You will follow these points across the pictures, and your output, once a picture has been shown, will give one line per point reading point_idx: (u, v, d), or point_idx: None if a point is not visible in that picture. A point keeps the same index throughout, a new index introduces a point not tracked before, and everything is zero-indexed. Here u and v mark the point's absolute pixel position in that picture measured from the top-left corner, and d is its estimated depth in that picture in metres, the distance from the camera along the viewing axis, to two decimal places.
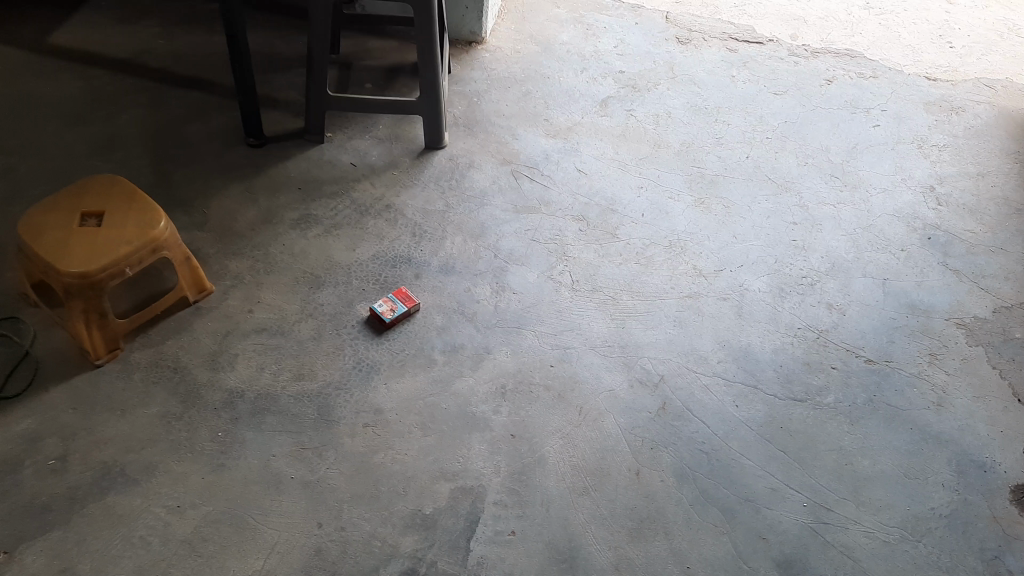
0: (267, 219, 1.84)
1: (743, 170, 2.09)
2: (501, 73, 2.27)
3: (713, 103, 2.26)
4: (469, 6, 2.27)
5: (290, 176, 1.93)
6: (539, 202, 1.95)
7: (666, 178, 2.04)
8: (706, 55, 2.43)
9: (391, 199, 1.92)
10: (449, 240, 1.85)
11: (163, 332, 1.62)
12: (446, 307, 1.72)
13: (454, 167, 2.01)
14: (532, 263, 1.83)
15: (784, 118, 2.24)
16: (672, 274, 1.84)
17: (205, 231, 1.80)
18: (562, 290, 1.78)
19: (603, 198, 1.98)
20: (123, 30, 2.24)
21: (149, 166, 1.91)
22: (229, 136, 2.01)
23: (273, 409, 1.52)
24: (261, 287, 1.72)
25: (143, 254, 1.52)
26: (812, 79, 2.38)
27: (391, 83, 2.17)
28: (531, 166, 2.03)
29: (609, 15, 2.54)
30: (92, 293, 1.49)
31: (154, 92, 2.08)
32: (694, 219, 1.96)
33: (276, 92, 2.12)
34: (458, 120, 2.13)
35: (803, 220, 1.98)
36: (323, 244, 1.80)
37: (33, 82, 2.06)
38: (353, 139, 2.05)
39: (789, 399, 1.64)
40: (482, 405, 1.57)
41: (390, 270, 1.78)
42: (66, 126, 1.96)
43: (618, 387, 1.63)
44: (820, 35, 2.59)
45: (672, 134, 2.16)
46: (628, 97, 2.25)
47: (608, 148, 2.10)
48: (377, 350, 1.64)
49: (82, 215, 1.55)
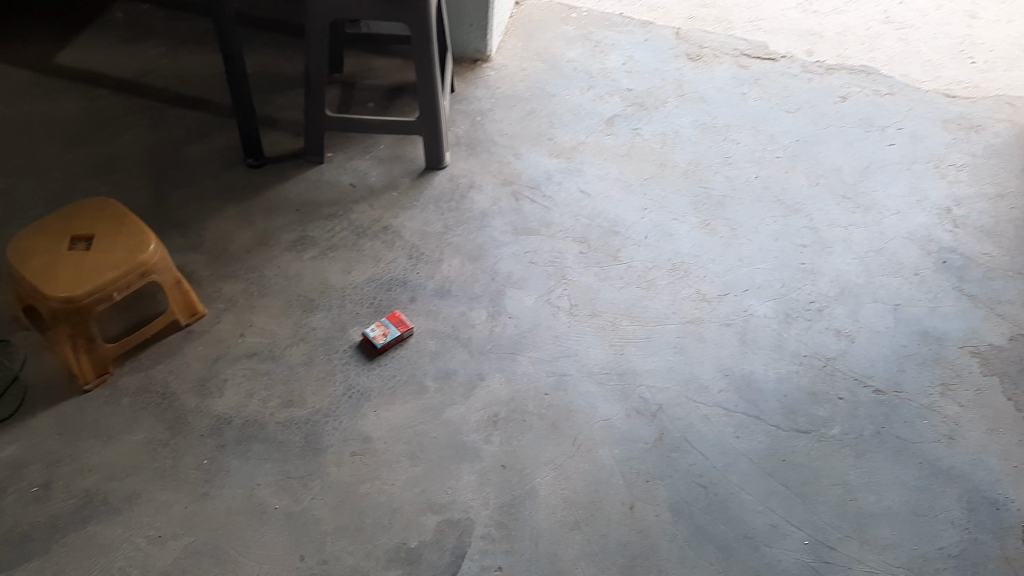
0: (263, 241, 1.82)
1: (751, 192, 2.03)
2: (506, 92, 2.23)
3: (722, 121, 2.20)
4: (474, 24, 2.24)
5: (288, 197, 1.92)
6: (540, 223, 1.91)
7: (671, 200, 1.99)
8: (717, 71, 2.36)
9: (389, 220, 1.89)
10: (446, 263, 1.82)
11: (153, 356, 1.61)
12: (440, 332, 1.69)
13: (454, 188, 1.98)
14: (530, 287, 1.79)
15: (796, 136, 2.17)
16: (674, 299, 1.79)
17: (200, 254, 1.79)
18: (560, 314, 1.74)
19: (606, 219, 1.94)
20: (128, 49, 2.25)
21: (148, 188, 1.90)
22: (229, 157, 1.99)
23: (260, 436, 1.50)
24: (254, 310, 1.69)
25: (131, 279, 1.50)
26: (826, 96, 2.30)
27: (393, 102, 2.15)
28: (533, 187, 2.00)
29: (617, 31, 2.48)
30: (79, 318, 1.47)
31: (156, 112, 2.08)
32: (698, 241, 1.91)
33: (278, 112, 2.11)
34: (460, 139, 2.10)
35: (813, 242, 1.92)
36: (318, 266, 1.78)
37: (37, 102, 2.07)
38: (353, 159, 2.03)
39: (793, 430, 1.58)
40: (473, 434, 1.53)
41: (385, 293, 1.75)
42: (67, 148, 1.96)
43: (614, 417, 1.58)
44: (836, 50, 2.53)
45: (678, 154, 2.11)
46: (635, 116, 2.20)
47: (612, 169, 2.05)
48: (368, 376, 1.61)
49: (72, 238, 1.54)
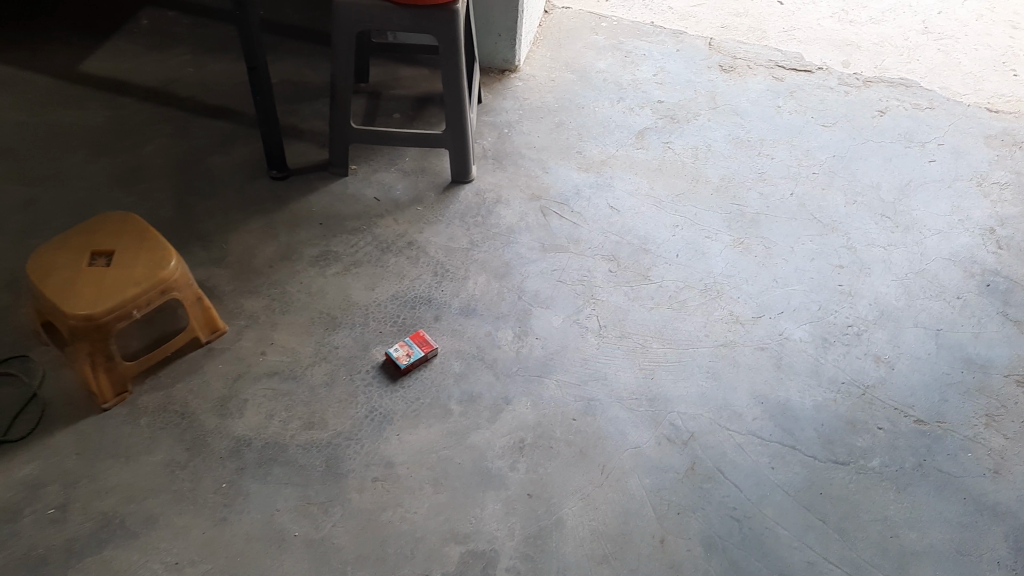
0: (286, 255, 1.79)
1: (786, 209, 1.96)
2: (534, 103, 2.18)
3: (756, 135, 2.14)
4: (502, 34, 2.19)
5: (312, 210, 1.88)
6: (569, 240, 1.87)
7: (703, 216, 1.94)
8: (751, 84, 2.29)
9: (415, 235, 1.85)
10: (472, 280, 1.77)
11: (173, 374, 1.57)
12: (466, 353, 1.64)
13: (481, 203, 1.93)
14: (558, 306, 1.74)
15: (833, 151, 2.10)
16: (707, 320, 1.73)
17: (223, 268, 1.75)
18: (588, 336, 1.69)
19: (636, 236, 1.88)
20: (153, 57, 2.22)
21: (171, 199, 1.87)
22: (253, 168, 1.96)
23: (280, 460, 1.46)
24: (276, 327, 1.66)
25: (152, 296, 1.47)
26: (863, 109, 2.23)
27: (420, 114, 2.11)
28: (562, 202, 1.95)
29: (649, 41, 2.42)
30: (98, 335, 1.44)
31: (180, 122, 2.05)
32: (732, 260, 1.85)
33: (302, 122, 2.07)
34: (487, 152, 2.05)
35: (850, 263, 1.86)
36: (342, 283, 1.74)
37: (61, 110, 2.05)
38: (378, 172, 1.99)
39: (830, 461, 1.52)
40: (498, 461, 1.48)
41: (410, 311, 1.71)
42: (90, 157, 1.94)
43: (645, 444, 1.53)
44: (873, 62, 2.47)
45: (711, 169, 2.05)
46: (666, 129, 2.14)
47: (643, 184, 2.00)
48: (392, 398, 1.57)
49: (92, 253, 1.51)
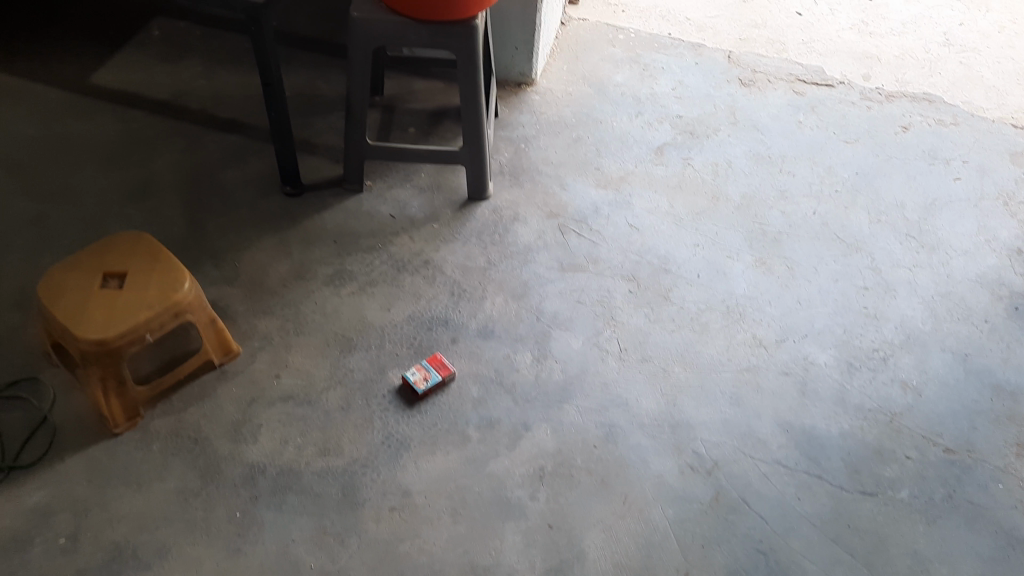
0: (300, 274, 1.75)
1: (809, 228, 1.92)
2: (551, 117, 2.15)
3: (777, 151, 2.10)
4: (519, 47, 2.15)
5: (326, 228, 1.85)
6: (587, 259, 1.83)
7: (724, 235, 1.90)
8: (771, 98, 2.25)
9: (431, 253, 1.82)
10: (490, 301, 1.74)
11: (185, 398, 1.54)
12: (484, 376, 1.61)
13: (498, 220, 1.90)
14: (577, 328, 1.70)
15: (856, 169, 2.07)
16: (729, 344, 1.70)
17: (235, 287, 1.72)
18: (608, 359, 1.66)
19: (656, 256, 1.85)
20: (164, 68, 2.19)
21: (183, 215, 1.84)
22: (266, 183, 1.93)
23: (295, 488, 1.43)
24: (290, 349, 1.63)
25: (165, 319, 1.44)
26: (886, 125, 2.19)
27: (435, 128, 2.08)
28: (580, 220, 1.91)
29: (667, 54, 2.38)
30: (110, 360, 1.41)
31: (192, 135, 2.02)
32: (754, 281, 1.81)
33: (316, 136, 2.04)
34: (504, 168, 2.01)
35: (875, 284, 1.82)
36: (357, 303, 1.71)
37: (72, 123, 2.02)
38: (393, 188, 1.95)
39: (857, 492, 1.49)
40: (518, 490, 1.45)
41: (426, 333, 1.67)
42: (101, 172, 1.91)
43: (667, 473, 1.49)
44: (894, 75, 2.43)
45: (731, 186, 2.01)
46: (685, 144, 2.10)
47: (662, 202, 1.96)
48: (408, 423, 1.53)
49: (104, 274, 1.48)
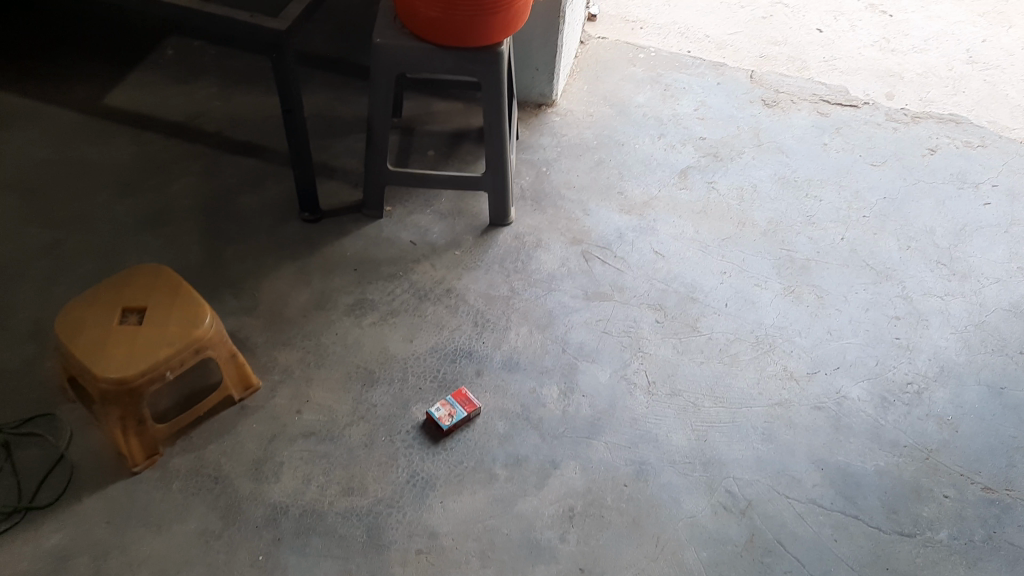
0: (319, 304, 1.72)
1: (838, 255, 1.89)
2: (572, 139, 2.11)
3: (803, 175, 2.06)
4: (540, 68, 2.12)
5: (346, 255, 1.81)
6: (613, 288, 1.79)
7: (752, 263, 1.86)
8: (795, 119, 2.22)
9: (453, 282, 1.78)
10: (514, 331, 1.70)
11: (205, 434, 1.50)
12: (510, 411, 1.57)
13: (521, 247, 1.86)
14: (604, 360, 1.66)
15: (884, 193, 2.03)
16: (760, 377, 1.66)
17: (254, 317, 1.68)
18: (637, 393, 1.62)
19: (683, 284, 1.81)
20: (179, 88, 2.15)
21: (200, 243, 1.81)
22: (284, 209, 1.89)
23: (318, 529, 1.39)
24: (311, 383, 1.59)
25: (185, 356, 1.41)
26: (913, 147, 2.16)
27: (454, 151, 2.04)
28: (604, 246, 1.87)
29: (688, 74, 2.35)
30: (130, 399, 1.38)
31: (208, 159, 1.98)
32: (783, 310, 1.77)
33: (334, 160, 2.00)
34: (525, 192, 1.98)
35: (907, 314, 1.78)
36: (378, 334, 1.67)
37: (86, 146, 1.99)
38: (413, 213, 1.92)
39: (896, 533, 1.45)
40: (548, 531, 1.41)
41: (450, 365, 1.64)
42: (116, 198, 1.88)
43: (700, 513, 1.45)
44: (918, 94, 2.39)
45: (758, 211, 1.97)
46: (709, 167, 2.07)
47: (687, 227, 1.93)
48: (433, 461, 1.49)
49: (123, 309, 1.45)
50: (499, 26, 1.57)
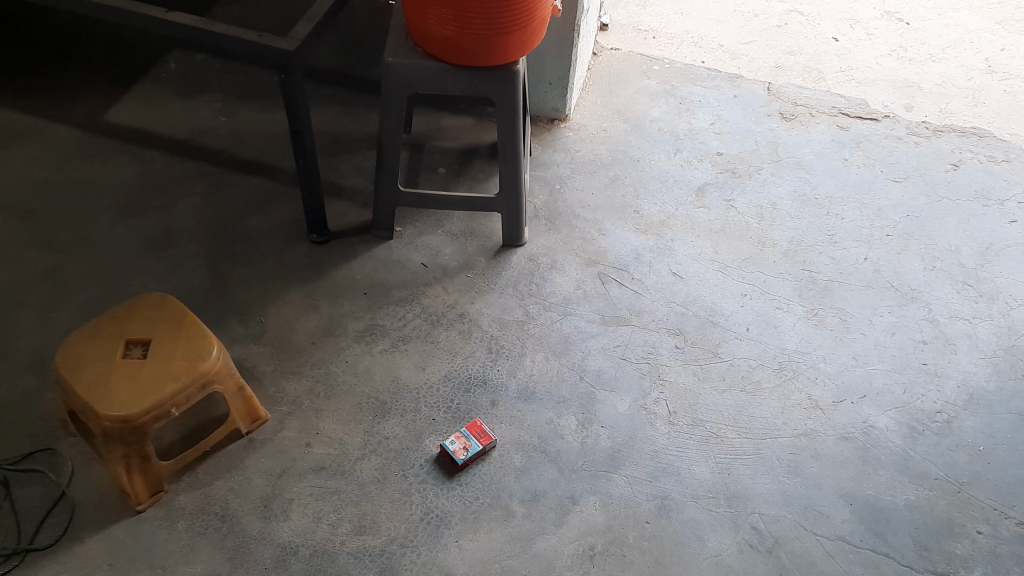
0: (329, 331, 1.67)
1: (861, 276, 1.83)
2: (586, 155, 2.06)
3: (824, 192, 2.01)
4: (553, 83, 2.06)
5: (356, 279, 1.76)
6: (630, 312, 1.74)
7: (773, 285, 1.81)
8: (814, 133, 2.16)
9: (465, 306, 1.73)
10: (530, 358, 1.65)
11: (211, 469, 1.45)
12: (527, 444, 1.52)
13: (535, 269, 1.81)
14: (622, 389, 1.61)
15: (906, 211, 1.97)
16: (785, 406, 1.60)
17: (261, 345, 1.63)
18: (657, 423, 1.56)
19: (702, 307, 1.76)
20: (182, 104, 2.10)
21: (205, 266, 1.76)
22: (291, 230, 1.84)
23: (330, 571, 1.34)
24: (321, 415, 1.54)
25: (191, 391, 1.36)
26: (936, 162, 2.10)
27: (466, 169, 1.99)
28: (621, 268, 1.82)
29: (704, 86, 2.29)
30: (134, 437, 1.33)
31: (213, 178, 1.93)
32: (807, 335, 1.72)
33: (342, 178, 1.95)
34: (539, 211, 1.92)
35: (934, 338, 1.73)
36: (390, 362, 1.62)
37: (87, 166, 1.93)
38: (424, 234, 1.86)
39: (928, 572, 1.39)
40: (567, 572, 1.36)
41: (464, 395, 1.58)
42: (118, 220, 1.83)
43: (725, 551, 1.40)
44: (938, 105, 2.33)
45: (778, 230, 1.91)
46: (727, 184, 2.01)
47: (706, 247, 1.87)
48: (448, 497, 1.44)
49: (126, 342, 1.39)
50: (515, 44, 1.52)
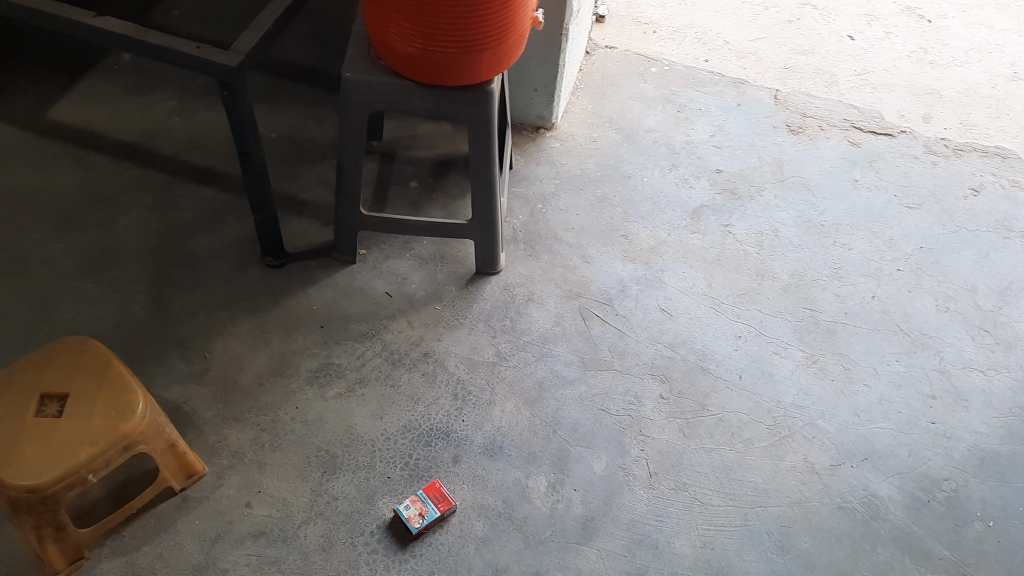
0: (279, 370, 1.51)
1: (868, 317, 1.67)
2: (573, 170, 1.89)
3: (830, 218, 1.84)
4: (538, 89, 1.89)
5: (312, 309, 1.60)
6: (612, 354, 1.59)
7: (771, 325, 1.65)
8: (824, 149, 1.99)
9: (431, 343, 1.57)
10: (499, 407, 1.50)
11: (138, 533, 1.31)
12: (490, 509, 1.37)
13: (510, 301, 1.65)
14: (600, 446, 1.46)
15: (920, 242, 1.81)
16: (777, 469, 1.45)
17: (203, 385, 1.48)
18: (636, 487, 1.41)
19: (692, 350, 1.60)
20: (135, 103, 1.94)
21: (147, 291, 1.60)
22: (244, 251, 1.68)
23: None
24: (264, 470, 1.39)
25: (113, 454, 1.21)
26: (954, 187, 1.93)
27: (440, 183, 1.83)
28: (604, 302, 1.66)
29: (705, 92, 2.12)
30: (45, 506, 1.18)
31: (162, 189, 1.77)
32: (805, 385, 1.57)
33: (304, 192, 1.79)
34: (517, 234, 1.76)
35: (944, 392, 1.57)
36: (344, 408, 1.47)
37: (26, 172, 1.77)
38: (390, 258, 1.71)
39: None
40: None
41: (424, 449, 1.43)
42: (56, 235, 1.67)
43: None
44: (958, 116, 2.15)
45: (778, 261, 1.75)
46: (726, 207, 1.85)
47: (699, 280, 1.71)
48: (399, 571, 1.29)
49: (40, 396, 1.25)
50: (488, 63, 1.34)
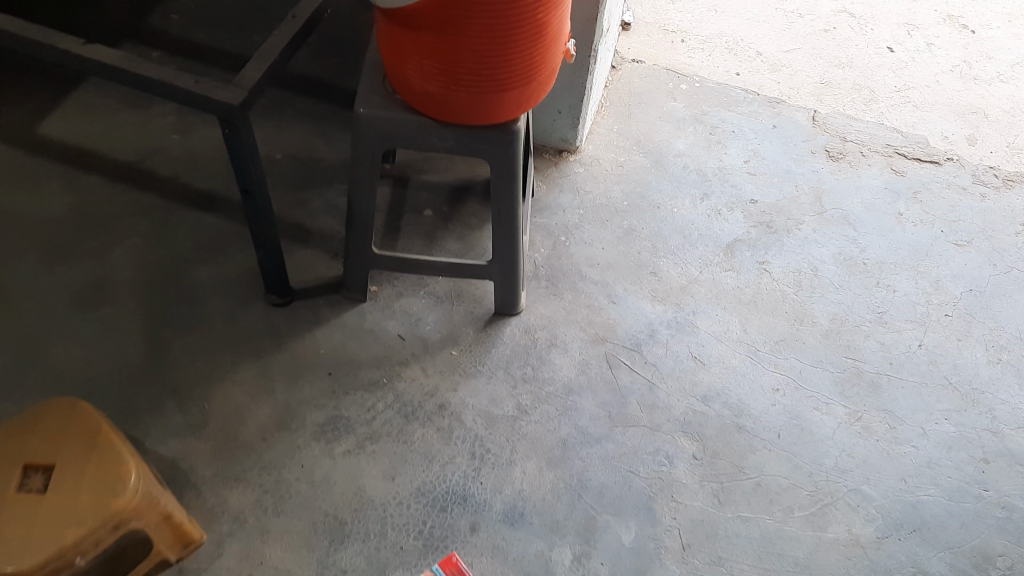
0: (283, 423, 1.40)
1: (914, 369, 1.56)
2: (598, 199, 1.78)
3: (873, 256, 1.72)
4: (563, 111, 1.76)
5: (319, 354, 1.49)
6: (641, 408, 1.47)
7: (811, 376, 1.54)
8: (865, 178, 1.87)
9: (447, 394, 1.46)
10: (520, 468, 1.39)
11: None
12: None
13: (531, 346, 1.54)
14: (628, 513, 1.35)
15: (969, 284, 1.69)
16: (819, 542, 1.34)
17: (201, 440, 1.37)
18: (667, 561, 1.30)
19: (726, 404, 1.49)
20: (132, 118, 1.82)
21: (143, 331, 1.49)
22: (247, 286, 1.57)
23: None
24: (267, 538, 1.28)
25: (103, 534, 1.09)
26: (1004, 222, 1.81)
27: (456, 213, 1.71)
28: (632, 349, 1.55)
29: (738, 112, 2.00)
30: None
31: (160, 215, 1.65)
32: (848, 445, 1.46)
33: (311, 221, 1.67)
34: (539, 270, 1.65)
35: (997, 455, 1.46)
36: (353, 468, 1.36)
37: (16, 194, 1.66)
38: (403, 297, 1.60)
39: None
40: None
41: (439, 516, 1.32)
42: (46, 266, 1.56)
43: None
44: (1007, 139, 2.02)
45: (818, 304, 1.64)
46: (761, 242, 1.73)
47: (734, 324, 1.60)
48: None
49: (24, 467, 1.14)
50: (516, 102, 1.21)
